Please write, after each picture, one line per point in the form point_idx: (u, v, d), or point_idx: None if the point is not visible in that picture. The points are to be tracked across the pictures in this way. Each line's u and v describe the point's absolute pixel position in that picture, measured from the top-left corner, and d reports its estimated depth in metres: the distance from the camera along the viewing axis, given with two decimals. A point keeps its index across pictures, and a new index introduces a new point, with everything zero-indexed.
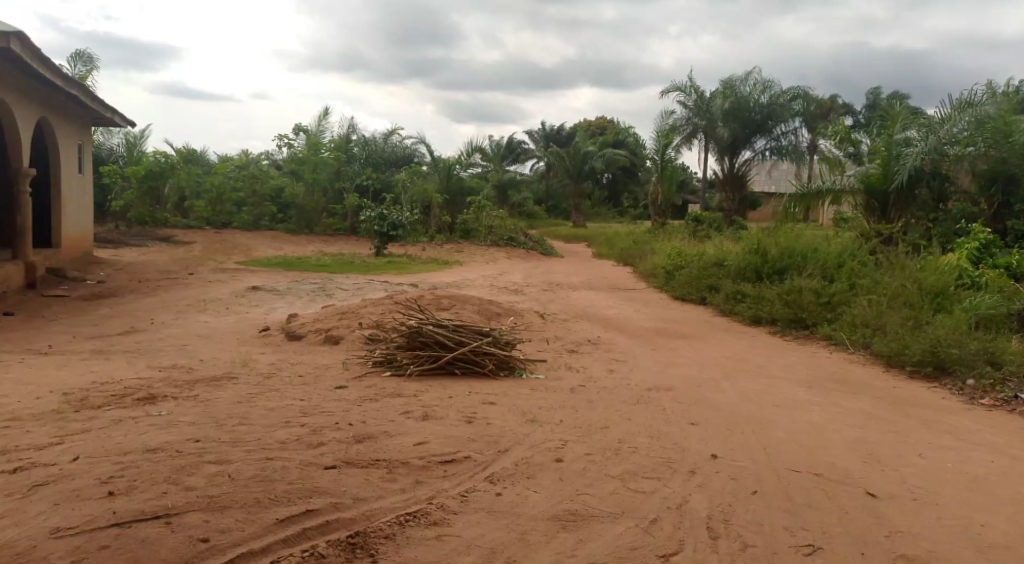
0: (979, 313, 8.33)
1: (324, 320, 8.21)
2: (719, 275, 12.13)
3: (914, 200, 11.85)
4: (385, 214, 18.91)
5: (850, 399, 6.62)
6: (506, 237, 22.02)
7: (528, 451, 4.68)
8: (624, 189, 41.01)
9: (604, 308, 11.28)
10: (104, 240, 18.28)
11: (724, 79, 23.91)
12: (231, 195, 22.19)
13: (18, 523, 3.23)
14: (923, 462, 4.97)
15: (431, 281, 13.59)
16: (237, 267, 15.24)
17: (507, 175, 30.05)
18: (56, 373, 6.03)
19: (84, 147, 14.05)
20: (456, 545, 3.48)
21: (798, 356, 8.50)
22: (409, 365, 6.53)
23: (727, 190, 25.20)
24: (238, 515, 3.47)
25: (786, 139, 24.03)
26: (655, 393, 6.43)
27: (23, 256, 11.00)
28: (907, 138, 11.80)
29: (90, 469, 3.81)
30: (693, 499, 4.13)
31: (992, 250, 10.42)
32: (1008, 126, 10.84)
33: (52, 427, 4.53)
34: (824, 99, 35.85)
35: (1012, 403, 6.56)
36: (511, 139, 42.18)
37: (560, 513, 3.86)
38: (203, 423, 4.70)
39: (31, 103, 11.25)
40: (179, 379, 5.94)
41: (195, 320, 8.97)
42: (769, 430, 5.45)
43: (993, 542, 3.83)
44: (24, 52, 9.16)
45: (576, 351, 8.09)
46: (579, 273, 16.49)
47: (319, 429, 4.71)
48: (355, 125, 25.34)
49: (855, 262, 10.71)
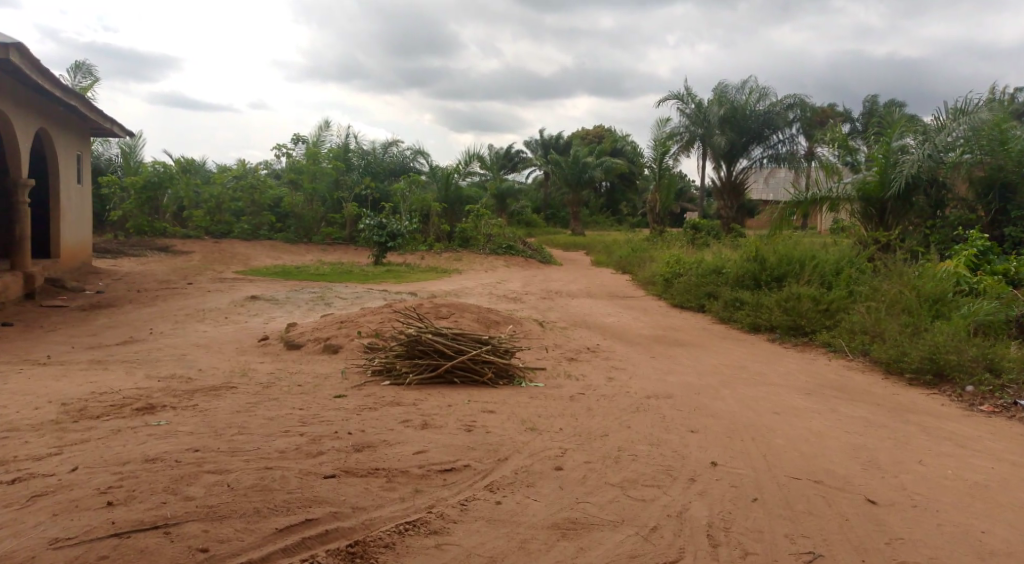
0: (978, 319, 8.36)
1: (323, 329, 8.21)
2: (718, 283, 12.16)
3: (911, 207, 11.90)
4: (384, 223, 18.88)
5: (849, 406, 6.63)
6: (505, 245, 22.05)
7: (527, 460, 4.68)
8: (622, 198, 41.13)
9: (603, 316, 11.30)
10: (102, 250, 18.28)
11: (719, 86, 24.10)
12: (230, 205, 22.03)
13: (16, 534, 3.22)
14: (924, 469, 4.96)
15: (430, 289, 13.58)
16: (237, 276, 15.23)
17: (505, 183, 30.05)
18: (55, 384, 6.02)
19: (83, 157, 14.08)
20: (456, 554, 3.47)
21: (797, 364, 8.51)
22: (408, 374, 6.53)
23: (726, 198, 25.22)
24: (238, 524, 3.46)
25: (783, 147, 24.14)
26: (654, 401, 6.43)
27: (22, 267, 11.02)
28: (904, 145, 11.74)
29: (89, 479, 3.80)
30: (693, 506, 4.13)
31: (989, 256, 10.43)
32: (1002, 135, 11.03)
33: (50, 437, 4.52)
34: (822, 108, 36.11)
35: (1011, 409, 6.57)
36: (510, 149, 42.35)
37: (560, 522, 3.85)
38: (202, 433, 4.70)
39: (30, 114, 11.27)
40: (179, 389, 5.94)
41: (194, 330, 8.95)
42: (769, 438, 5.45)
43: (994, 549, 3.84)
44: (24, 63, 9.20)
45: (575, 359, 8.08)
46: (578, 281, 16.48)
47: (319, 438, 4.71)
48: (354, 135, 25.36)
49: (853, 269, 10.73)
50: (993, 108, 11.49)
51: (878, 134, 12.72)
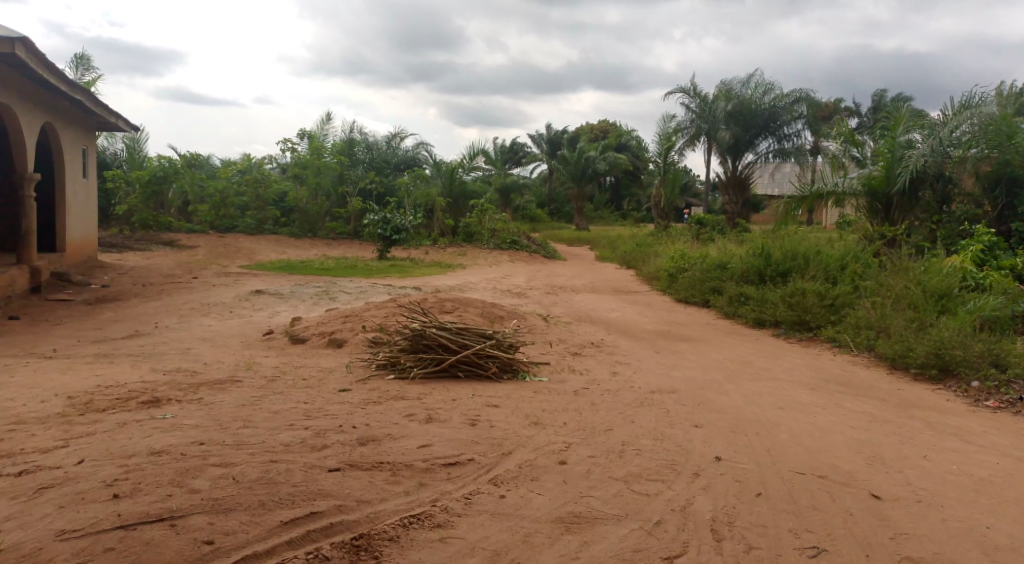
0: (984, 314, 8.32)
1: (327, 323, 8.23)
2: (722, 278, 12.10)
3: (917, 202, 11.86)
4: (388, 218, 18.87)
5: (853, 401, 6.62)
6: (510, 240, 21.98)
7: (531, 454, 4.68)
8: (626, 193, 41.30)
9: (608, 311, 11.30)
10: (107, 244, 18.33)
11: (723, 81, 24.00)
12: (235, 200, 22.17)
13: (23, 526, 3.24)
14: (928, 464, 4.94)
15: (435, 284, 13.59)
16: (242, 271, 15.28)
17: (510, 178, 29.96)
18: (60, 377, 6.05)
19: (88, 152, 14.10)
20: (460, 547, 3.48)
21: (802, 359, 8.49)
22: (412, 368, 6.53)
23: (730, 193, 25.15)
24: (243, 517, 3.47)
25: (790, 142, 23.93)
26: (658, 395, 6.43)
27: (28, 261, 11.07)
28: (910, 140, 11.68)
29: (95, 472, 3.82)
30: (697, 501, 4.13)
31: (996, 252, 10.39)
32: (1009, 129, 10.83)
33: (57, 430, 4.54)
34: (828, 104, 35.94)
35: (1017, 405, 6.56)
36: (514, 143, 42.33)
37: (564, 515, 3.86)
38: (207, 426, 4.72)
39: (36, 109, 11.30)
40: (183, 382, 5.95)
41: (199, 324, 8.97)
42: (773, 433, 5.44)
43: (999, 544, 3.82)
44: (30, 58, 9.25)
45: (579, 354, 8.07)
46: (583, 276, 16.49)
47: (323, 432, 4.72)
48: (358, 128, 25.30)
49: (858, 264, 10.70)
50: (1000, 102, 11.39)
51: (884, 128, 12.62)
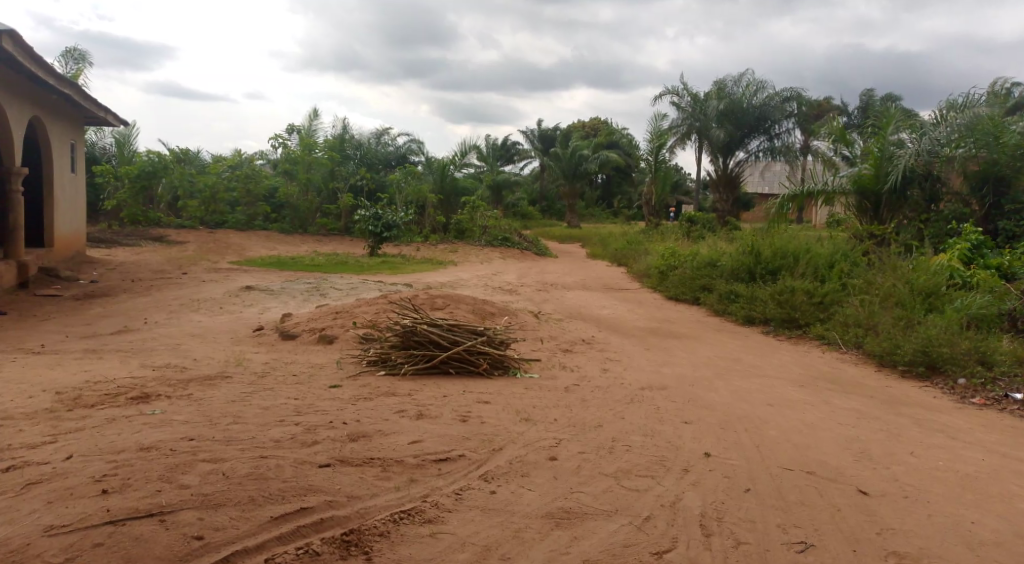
0: (970, 313, 8.40)
1: (318, 320, 8.19)
2: (713, 275, 12.14)
3: (906, 201, 11.96)
4: (380, 214, 18.80)
5: (841, 398, 6.67)
6: (501, 237, 21.94)
7: (522, 450, 4.69)
8: (618, 191, 41.36)
9: (599, 308, 11.31)
10: (96, 240, 18.21)
11: (716, 79, 24.04)
12: (225, 195, 22.07)
13: (11, 522, 3.22)
14: (916, 461, 4.99)
15: (425, 281, 13.56)
16: (232, 267, 15.24)
17: (502, 175, 29.92)
18: (48, 372, 6.01)
19: (77, 146, 14.01)
20: (450, 543, 3.49)
21: (791, 356, 8.53)
22: (403, 364, 6.54)
23: (720, 191, 25.08)
24: (233, 512, 3.47)
25: (780, 140, 24.07)
26: (649, 392, 6.45)
27: (15, 256, 10.98)
28: (899, 140, 11.87)
29: (83, 468, 3.80)
30: (686, 497, 4.15)
31: (983, 250, 10.47)
32: (997, 129, 10.93)
33: (44, 426, 4.51)
34: (818, 104, 36.36)
35: (1003, 402, 6.62)
36: (505, 140, 42.33)
37: (554, 511, 3.87)
38: (196, 422, 4.70)
39: (23, 104, 11.18)
40: (173, 378, 5.93)
41: (189, 320, 8.92)
42: (763, 429, 5.47)
43: (984, 540, 3.87)
44: (17, 50, 9.12)
45: (569, 351, 8.08)
46: (574, 273, 16.50)
47: (313, 428, 4.71)
48: (348, 124, 25.16)
49: (846, 262, 10.77)
50: (989, 104, 11.60)
51: (875, 127, 12.71)
